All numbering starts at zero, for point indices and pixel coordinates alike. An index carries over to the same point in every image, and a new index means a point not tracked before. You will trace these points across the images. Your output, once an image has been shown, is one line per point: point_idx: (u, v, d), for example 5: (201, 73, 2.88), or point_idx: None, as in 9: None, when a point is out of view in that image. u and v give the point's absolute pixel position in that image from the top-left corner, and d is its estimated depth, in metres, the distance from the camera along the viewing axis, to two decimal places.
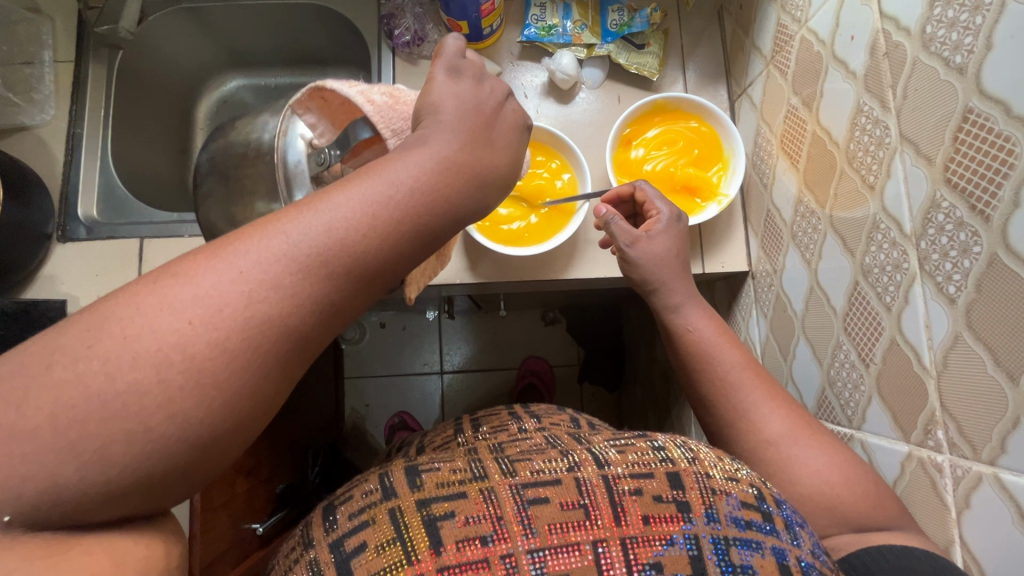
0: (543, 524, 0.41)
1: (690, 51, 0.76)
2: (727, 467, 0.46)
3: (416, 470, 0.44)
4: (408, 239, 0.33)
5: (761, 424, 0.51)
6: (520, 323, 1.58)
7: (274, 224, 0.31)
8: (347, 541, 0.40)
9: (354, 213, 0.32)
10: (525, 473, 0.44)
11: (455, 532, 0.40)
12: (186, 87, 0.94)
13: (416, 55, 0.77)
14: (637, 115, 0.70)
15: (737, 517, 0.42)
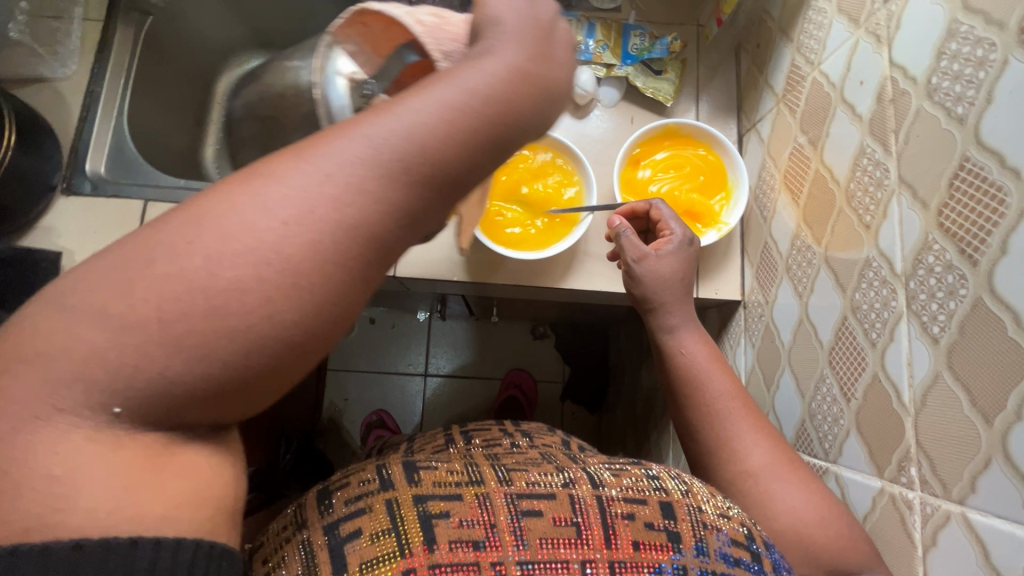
0: (534, 538, 0.41)
1: (704, 84, 0.79)
2: (719, 503, 0.46)
3: (414, 467, 0.44)
4: (474, 146, 0.30)
5: (747, 454, 0.52)
6: (509, 334, 1.59)
7: (355, 127, 0.29)
8: (342, 526, 0.40)
9: (433, 121, 0.29)
10: (521, 483, 0.44)
11: (449, 532, 0.40)
12: (209, 60, 0.94)
13: None
14: (647, 137, 0.72)
15: (726, 554, 0.43)
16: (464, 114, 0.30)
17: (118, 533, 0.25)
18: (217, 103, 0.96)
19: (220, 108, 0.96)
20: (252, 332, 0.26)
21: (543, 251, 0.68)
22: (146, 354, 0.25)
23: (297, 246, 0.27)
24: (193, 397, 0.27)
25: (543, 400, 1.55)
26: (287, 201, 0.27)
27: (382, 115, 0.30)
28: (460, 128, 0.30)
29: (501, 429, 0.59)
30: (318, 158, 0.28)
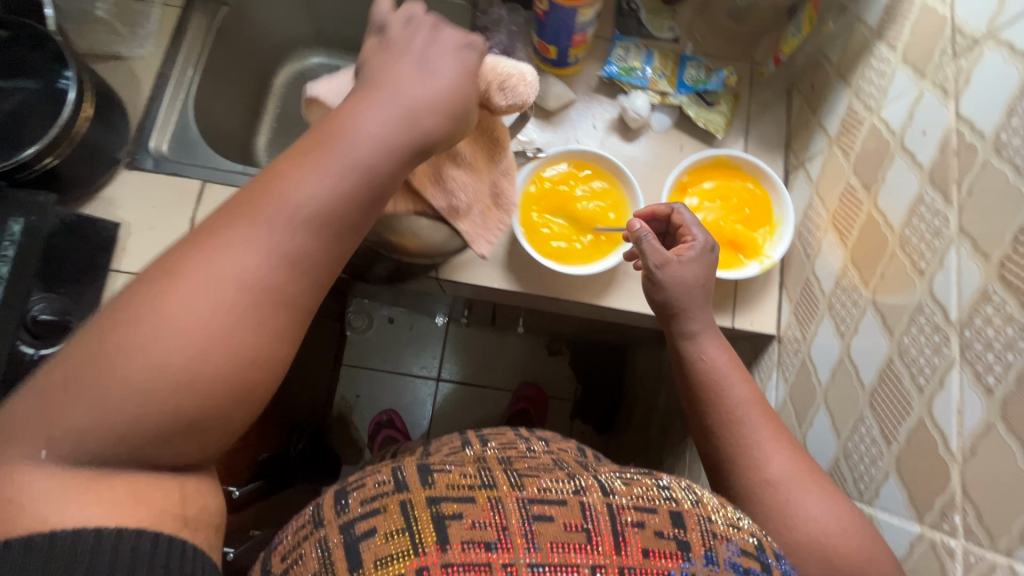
0: (545, 541, 0.40)
1: (755, 119, 0.80)
2: (728, 513, 0.45)
3: (428, 469, 0.43)
4: (358, 188, 0.41)
5: (770, 467, 0.52)
6: (525, 347, 1.59)
7: (258, 205, 0.39)
8: (357, 525, 0.40)
9: (318, 189, 0.40)
10: (533, 489, 0.43)
11: (461, 533, 0.39)
12: (272, 53, 0.98)
13: None
14: (696, 166, 0.74)
15: (736, 564, 0.41)
16: (274, 185, 0.40)
17: (65, 530, 0.33)
18: (274, 94, 1.01)
19: (276, 100, 1.01)
20: (177, 373, 0.35)
21: (590, 266, 0.70)
22: (89, 403, 0.34)
23: (215, 313, 0.36)
24: (120, 435, 0.35)
25: (553, 416, 1.55)
26: (220, 277, 0.37)
27: (277, 194, 0.40)
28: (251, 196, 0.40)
29: (516, 436, 0.58)
30: (241, 232, 0.39)
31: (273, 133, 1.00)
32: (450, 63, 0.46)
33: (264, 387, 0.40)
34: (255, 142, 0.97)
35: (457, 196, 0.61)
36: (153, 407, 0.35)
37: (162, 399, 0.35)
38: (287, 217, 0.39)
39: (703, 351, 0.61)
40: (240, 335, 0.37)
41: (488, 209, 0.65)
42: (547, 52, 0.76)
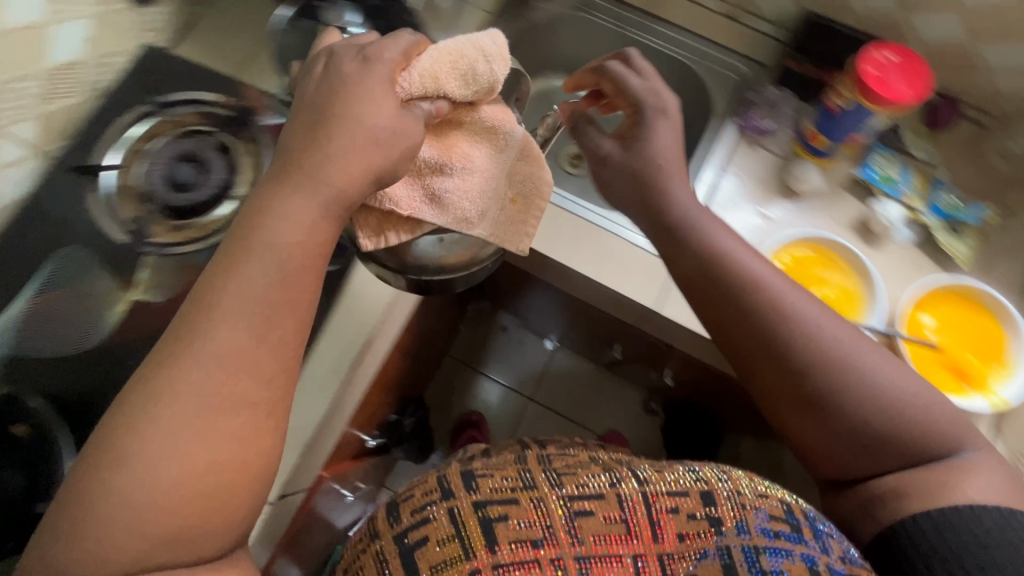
0: (588, 535, 0.49)
1: (993, 259, 0.80)
2: (756, 485, 0.53)
3: (469, 476, 0.53)
4: (279, 269, 0.44)
5: (850, 359, 0.56)
6: (620, 397, 1.63)
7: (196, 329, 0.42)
8: (409, 535, 0.50)
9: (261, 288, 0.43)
10: (572, 487, 0.52)
11: (508, 534, 0.49)
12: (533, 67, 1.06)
13: (760, 142, 0.86)
14: (940, 287, 0.75)
15: (767, 529, 0.49)
16: (230, 286, 0.43)
17: None
18: None
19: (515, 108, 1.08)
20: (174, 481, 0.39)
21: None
22: (96, 540, 0.38)
23: (196, 424, 0.40)
24: (134, 549, 0.38)
25: None
26: (180, 400, 0.41)
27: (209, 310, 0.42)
28: (188, 325, 0.42)
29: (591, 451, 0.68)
30: (195, 344, 0.41)
31: None
32: (379, 82, 0.46)
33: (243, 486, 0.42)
34: None
35: (455, 203, 0.52)
36: (179, 527, 0.39)
37: (191, 513, 0.40)
38: (246, 319, 0.42)
39: (736, 247, 0.60)
40: (230, 440, 0.41)
41: (508, 203, 0.56)
42: (814, 139, 0.80)
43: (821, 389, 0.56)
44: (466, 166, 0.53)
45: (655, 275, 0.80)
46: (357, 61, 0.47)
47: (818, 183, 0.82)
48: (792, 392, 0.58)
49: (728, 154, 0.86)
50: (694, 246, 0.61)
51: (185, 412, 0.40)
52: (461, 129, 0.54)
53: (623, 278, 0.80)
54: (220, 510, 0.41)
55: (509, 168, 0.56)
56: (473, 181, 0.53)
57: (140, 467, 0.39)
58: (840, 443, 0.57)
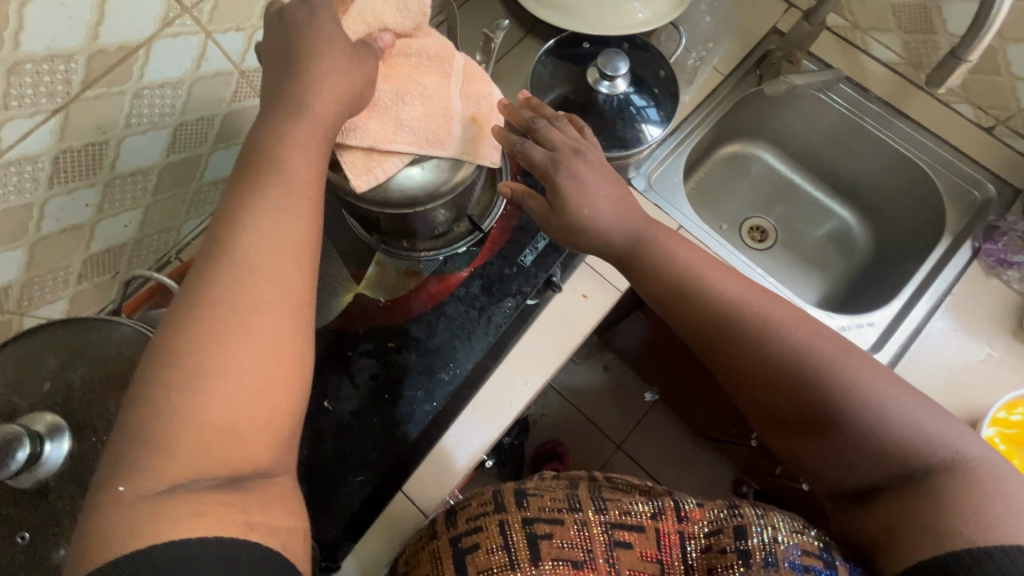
0: (624, 566, 0.53)
1: None
2: (794, 524, 0.52)
3: (522, 494, 0.57)
4: (311, 179, 0.44)
5: (807, 349, 0.55)
6: (711, 469, 1.56)
7: (224, 234, 0.40)
8: (463, 540, 0.55)
9: (279, 185, 0.42)
10: (613, 515, 0.56)
11: (552, 552, 0.53)
12: (739, 132, 1.03)
13: (996, 272, 0.79)
14: None
15: (796, 563, 0.48)
16: (255, 204, 0.41)
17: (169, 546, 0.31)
18: (711, 162, 1.06)
19: (708, 167, 1.06)
20: (216, 387, 0.36)
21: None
22: (142, 446, 0.34)
23: (236, 329, 0.37)
24: (193, 459, 0.34)
25: None
26: (214, 301, 0.38)
27: (238, 212, 0.41)
28: (209, 244, 0.40)
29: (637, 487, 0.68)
30: (228, 245, 0.40)
31: (692, 190, 1.05)
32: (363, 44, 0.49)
33: (285, 391, 0.38)
34: None
35: (425, 129, 0.56)
36: (212, 428, 0.35)
37: (236, 408, 0.36)
38: (264, 232, 0.40)
39: (587, 203, 0.62)
40: (267, 340, 0.38)
41: (471, 121, 0.60)
42: None
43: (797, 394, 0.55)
44: (422, 95, 0.56)
45: None
46: (307, 11, 0.47)
47: None
48: (778, 402, 0.56)
49: (955, 275, 0.81)
50: (654, 254, 0.62)
51: (218, 318, 0.37)
52: (405, 60, 0.56)
53: None
54: (238, 437, 0.36)
55: (462, 96, 0.60)
56: (406, 87, 0.55)
57: (182, 383, 0.35)
58: (836, 458, 0.54)
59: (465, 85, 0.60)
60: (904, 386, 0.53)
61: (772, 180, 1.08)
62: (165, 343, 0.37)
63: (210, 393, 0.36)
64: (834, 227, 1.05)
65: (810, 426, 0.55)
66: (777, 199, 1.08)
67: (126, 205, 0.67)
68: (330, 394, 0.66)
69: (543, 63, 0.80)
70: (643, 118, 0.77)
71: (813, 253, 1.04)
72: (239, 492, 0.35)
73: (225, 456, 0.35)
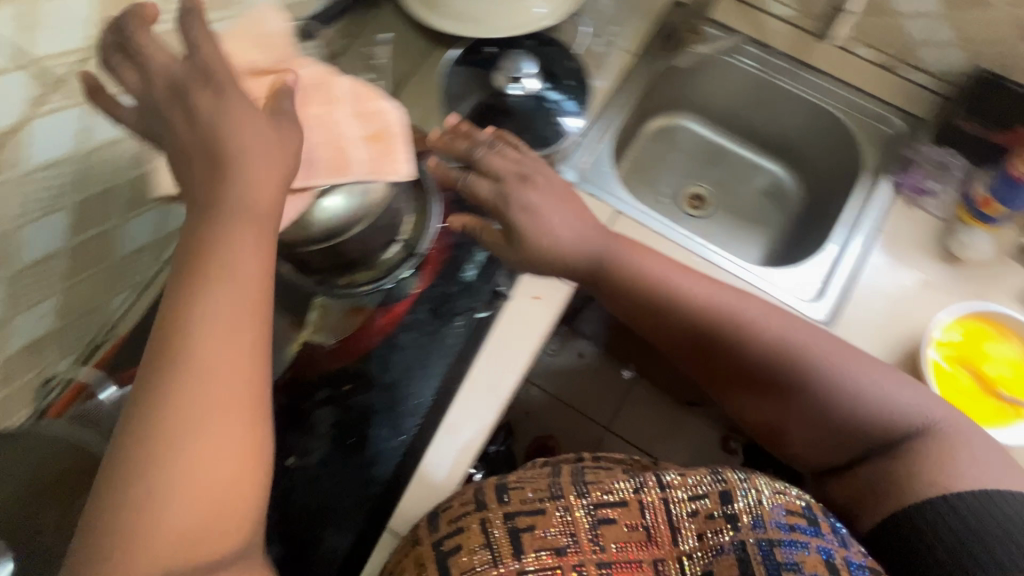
0: (610, 541, 0.54)
1: None
2: (774, 485, 0.54)
3: (503, 489, 0.57)
4: (254, 256, 0.40)
5: (781, 336, 0.62)
6: (697, 431, 1.60)
7: (177, 323, 0.37)
8: (446, 542, 0.56)
9: (228, 265, 0.39)
10: (597, 495, 0.56)
11: (535, 542, 0.54)
12: (660, 106, 1.06)
13: (917, 202, 0.83)
14: None
15: (782, 522, 0.51)
16: (205, 290, 0.38)
17: None
18: (639, 140, 1.08)
19: (638, 145, 1.08)
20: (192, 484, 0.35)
21: (999, 428, 0.69)
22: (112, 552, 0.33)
23: (203, 426, 0.36)
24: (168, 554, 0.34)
25: None
26: (178, 401, 0.36)
27: (185, 301, 0.38)
28: (162, 333, 0.37)
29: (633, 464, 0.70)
30: (184, 338, 0.37)
31: (626, 171, 1.07)
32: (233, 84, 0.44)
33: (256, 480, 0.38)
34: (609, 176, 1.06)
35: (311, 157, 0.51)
36: (188, 528, 0.35)
37: (215, 495, 0.36)
38: (222, 321, 0.38)
39: (544, 232, 0.62)
40: (239, 433, 0.37)
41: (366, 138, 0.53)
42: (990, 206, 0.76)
43: (768, 373, 0.62)
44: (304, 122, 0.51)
45: None
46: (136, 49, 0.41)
47: (986, 251, 0.78)
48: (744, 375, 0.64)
49: (882, 212, 0.84)
50: (618, 271, 0.66)
51: (184, 416, 0.36)
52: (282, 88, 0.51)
53: None
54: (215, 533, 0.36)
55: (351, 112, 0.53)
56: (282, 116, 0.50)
57: (150, 483, 0.35)
58: (805, 424, 0.61)
59: (360, 107, 0.54)
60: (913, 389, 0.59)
61: (700, 146, 1.10)
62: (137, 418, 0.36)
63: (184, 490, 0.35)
64: (767, 183, 1.08)
65: (776, 393, 0.62)
66: (709, 165, 1.10)
67: (34, 297, 0.63)
68: (294, 451, 0.64)
69: (451, 74, 0.79)
70: (562, 110, 0.77)
71: (750, 210, 1.07)
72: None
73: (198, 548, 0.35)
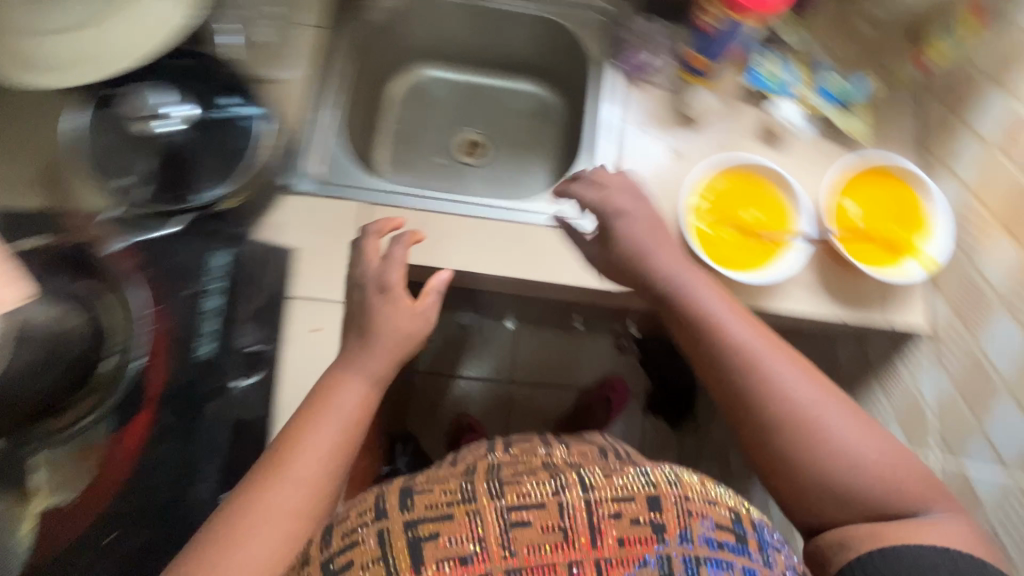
0: (521, 546, 0.46)
1: (891, 123, 0.83)
2: (707, 491, 0.50)
3: (409, 493, 0.50)
4: (326, 475, 0.55)
5: (736, 343, 0.58)
6: (594, 347, 1.65)
7: (257, 504, 0.53)
8: (336, 561, 0.46)
9: (302, 496, 0.54)
10: (512, 496, 0.48)
11: (437, 553, 0.45)
12: (391, 67, 1.00)
13: (646, 80, 0.83)
14: (852, 174, 0.77)
15: (710, 539, 0.46)
16: (270, 490, 0.53)
17: None
18: (389, 109, 1.02)
19: (391, 114, 1.02)
20: None
21: (749, 274, 0.72)
22: None
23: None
24: None
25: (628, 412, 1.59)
26: (238, 566, 0.50)
27: (268, 486, 0.54)
28: (235, 513, 0.52)
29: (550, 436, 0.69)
30: (259, 517, 0.52)
31: (391, 149, 1.01)
32: None
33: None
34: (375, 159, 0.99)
35: None
36: None
37: None
38: (285, 509, 0.53)
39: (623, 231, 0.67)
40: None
41: None
42: None
43: (733, 394, 0.57)
44: None
45: None
46: None
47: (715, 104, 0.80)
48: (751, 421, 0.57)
49: (617, 101, 0.84)
50: (672, 295, 0.63)
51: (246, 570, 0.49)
52: None
53: (562, 267, 0.76)
54: None
55: None
56: None
57: None
58: (726, 422, 0.60)
59: None
60: (897, 450, 0.55)
61: (452, 90, 1.05)
62: (229, 519, 0.52)
63: None
64: (531, 104, 1.04)
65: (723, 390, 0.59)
66: (470, 107, 1.05)
67: None
68: None
69: (93, 137, 0.67)
70: (231, 108, 0.70)
71: (525, 137, 1.04)
72: None
73: None
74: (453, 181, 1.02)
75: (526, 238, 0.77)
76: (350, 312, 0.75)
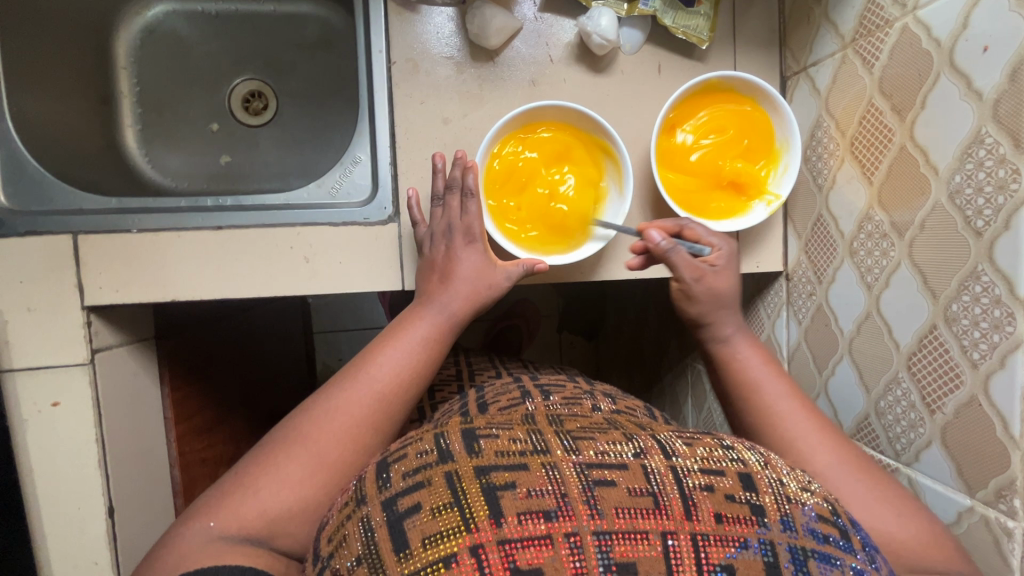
0: (610, 507, 0.30)
1: (743, 10, 0.64)
2: (798, 475, 0.36)
3: (473, 434, 0.35)
4: (405, 382, 0.51)
5: (774, 412, 0.50)
6: None
7: (348, 393, 0.49)
8: (400, 501, 0.31)
9: (403, 363, 0.52)
10: (590, 452, 0.34)
11: (517, 504, 0.30)
12: (99, 10, 0.74)
13: None
14: (684, 97, 0.60)
15: (815, 529, 0.32)
16: (369, 381, 0.50)
17: None
18: (122, 67, 0.78)
19: (128, 74, 0.78)
20: (288, 497, 0.42)
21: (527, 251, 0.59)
22: (256, 499, 0.42)
23: (317, 476, 0.43)
24: (266, 521, 0.41)
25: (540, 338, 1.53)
26: (304, 456, 0.44)
27: (365, 370, 0.51)
28: (312, 400, 0.49)
29: (579, 388, 0.64)
30: (334, 400, 0.48)
31: (142, 120, 0.79)
32: None
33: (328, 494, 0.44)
34: (123, 140, 0.77)
35: None
36: (273, 524, 0.41)
37: (313, 487, 0.43)
38: (377, 404, 0.49)
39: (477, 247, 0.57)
40: (325, 470, 0.44)
41: None
42: None
43: None
44: None
45: (382, 250, 0.63)
46: None
47: (510, 22, 0.60)
48: None
49: (380, 31, 0.61)
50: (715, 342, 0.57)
51: (322, 467, 0.44)
52: None
53: (345, 274, 0.63)
54: (303, 507, 0.42)
55: None
56: None
57: (251, 513, 0.41)
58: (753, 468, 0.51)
59: None
60: (914, 510, 0.43)
61: (202, 26, 0.80)
62: (309, 409, 0.48)
63: (291, 499, 0.42)
64: (318, 32, 0.81)
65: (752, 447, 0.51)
66: (237, 46, 0.81)
67: None
68: None
69: None
70: None
71: (319, 76, 0.82)
72: (288, 542, 0.42)
73: (289, 528, 0.42)
74: (240, 151, 0.82)
75: (293, 240, 0.62)
76: (100, 371, 0.62)
